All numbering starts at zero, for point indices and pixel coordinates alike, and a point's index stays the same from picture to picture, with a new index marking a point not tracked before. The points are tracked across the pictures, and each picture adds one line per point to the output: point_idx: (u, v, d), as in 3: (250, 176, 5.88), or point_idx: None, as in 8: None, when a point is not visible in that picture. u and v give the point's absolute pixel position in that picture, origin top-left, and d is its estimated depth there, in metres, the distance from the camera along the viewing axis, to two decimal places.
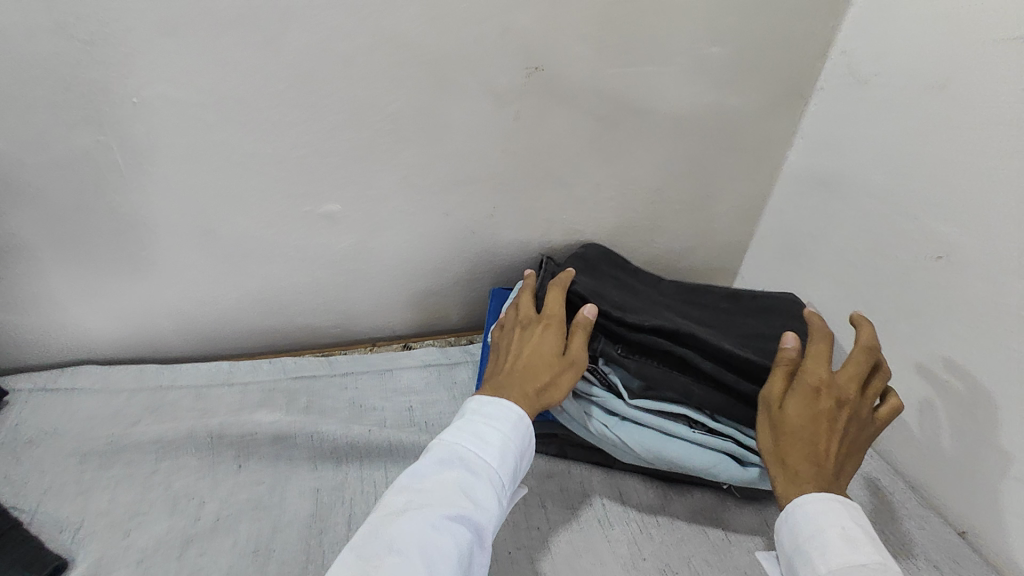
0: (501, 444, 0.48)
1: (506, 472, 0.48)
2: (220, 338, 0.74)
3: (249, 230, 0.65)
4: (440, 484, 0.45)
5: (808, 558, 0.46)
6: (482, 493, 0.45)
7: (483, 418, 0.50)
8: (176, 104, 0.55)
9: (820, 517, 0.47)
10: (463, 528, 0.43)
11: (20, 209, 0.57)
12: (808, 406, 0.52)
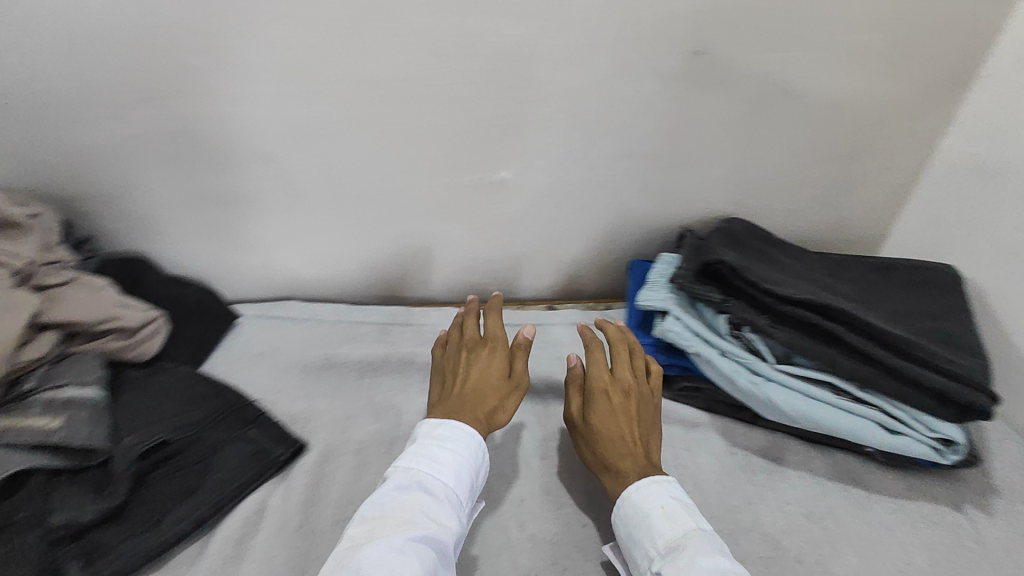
0: (457, 467, 0.49)
1: (462, 488, 0.50)
2: (396, 283, 0.86)
3: (434, 193, 0.75)
4: (421, 511, 0.45)
5: (637, 541, 0.47)
6: (435, 512, 0.46)
7: (443, 441, 0.51)
8: (387, 83, 0.64)
9: (646, 500, 0.49)
10: (428, 548, 0.44)
11: (256, 167, 0.69)
12: (619, 410, 0.56)
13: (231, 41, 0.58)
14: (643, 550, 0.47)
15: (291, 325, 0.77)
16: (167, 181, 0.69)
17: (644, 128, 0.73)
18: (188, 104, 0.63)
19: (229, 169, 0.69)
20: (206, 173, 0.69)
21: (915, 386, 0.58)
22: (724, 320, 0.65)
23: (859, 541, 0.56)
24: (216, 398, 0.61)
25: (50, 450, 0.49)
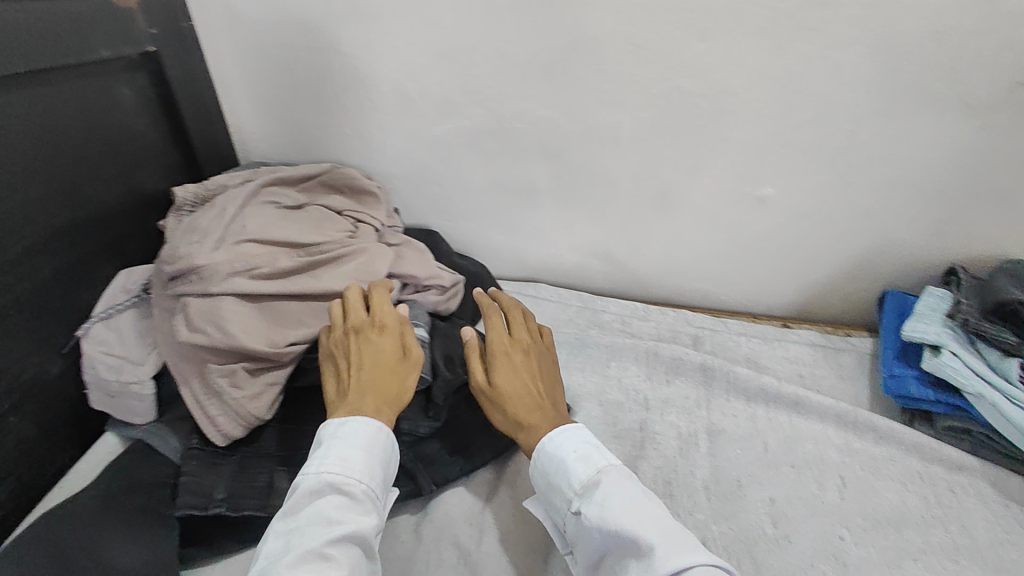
0: (362, 462, 0.50)
1: (376, 481, 0.50)
2: (633, 284, 0.91)
3: (696, 200, 0.80)
4: (335, 507, 0.47)
5: (558, 487, 0.51)
6: (357, 507, 0.48)
7: (355, 433, 0.51)
8: (685, 95, 0.71)
9: (557, 446, 0.53)
10: (348, 547, 0.45)
11: (547, 161, 0.80)
12: (513, 370, 0.60)
13: (565, 51, 0.70)
14: (563, 494, 0.51)
15: (544, 304, 0.87)
16: (473, 168, 0.83)
17: (932, 158, 0.71)
18: (512, 103, 0.75)
19: (525, 162, 0.81)
20: (505, 164, 0.82)
21: None
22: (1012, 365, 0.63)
23: None
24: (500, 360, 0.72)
25: None
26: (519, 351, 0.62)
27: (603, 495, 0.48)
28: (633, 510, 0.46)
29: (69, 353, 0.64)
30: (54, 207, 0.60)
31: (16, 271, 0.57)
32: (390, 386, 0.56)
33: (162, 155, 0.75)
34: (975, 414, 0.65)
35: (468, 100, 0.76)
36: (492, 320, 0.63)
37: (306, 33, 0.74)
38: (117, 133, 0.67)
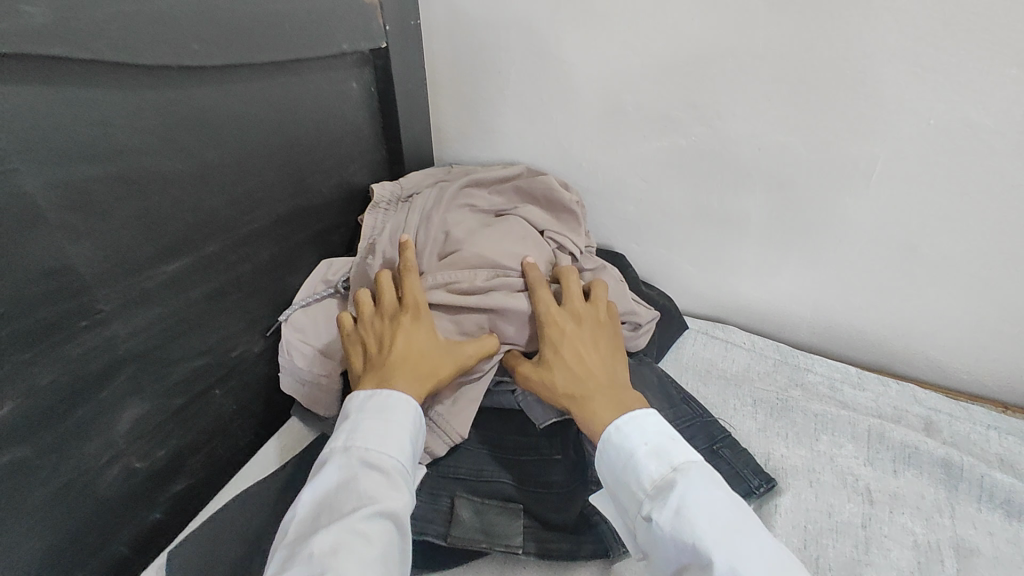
0: (397, 438, 0.48)
1: (408, 456, 0.49)
2: (845, 337, 0.79)
3: (952, 255, 0.68)
4: (365, 480, 0.45)
5: (627, 484, 0.48)
6: (389, 481, 0.46)
7: (385, 408, 0.50)
8: (969, 130, 0.60)
9: (629, 438, 0.49)
10: (382, 522, 0.44)
11: (767, 193, 0.72)
12: (569, 353, 0.56)
13: (823, 69, 0.62)
14: (632, 492, 0.48)
15: (737, 352, 0.77)
16: (679, 192, 0.76)
17: None
18: (742, 123, 0.68)
19: (741, 192, 0.73)
20: (717, 191, 0.74)
21: None
22: None
23: None
24: (694, 415, 0.66)
25: None
26: (578, 327, 0.58)
27: (679, 498, 0.44)
28: (715, 520, 0.43)
29: (268, 337, 0.66)
30: (278, 195, 0.62)
31: (243, 251, 0.60)
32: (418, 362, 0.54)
33: (370, 151, 0.76)
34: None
35: (691, 118, 0.70)
36: (539, 293, 0.59)
37: (525, 36, 0.72)
38: (338, 127, 0.68)
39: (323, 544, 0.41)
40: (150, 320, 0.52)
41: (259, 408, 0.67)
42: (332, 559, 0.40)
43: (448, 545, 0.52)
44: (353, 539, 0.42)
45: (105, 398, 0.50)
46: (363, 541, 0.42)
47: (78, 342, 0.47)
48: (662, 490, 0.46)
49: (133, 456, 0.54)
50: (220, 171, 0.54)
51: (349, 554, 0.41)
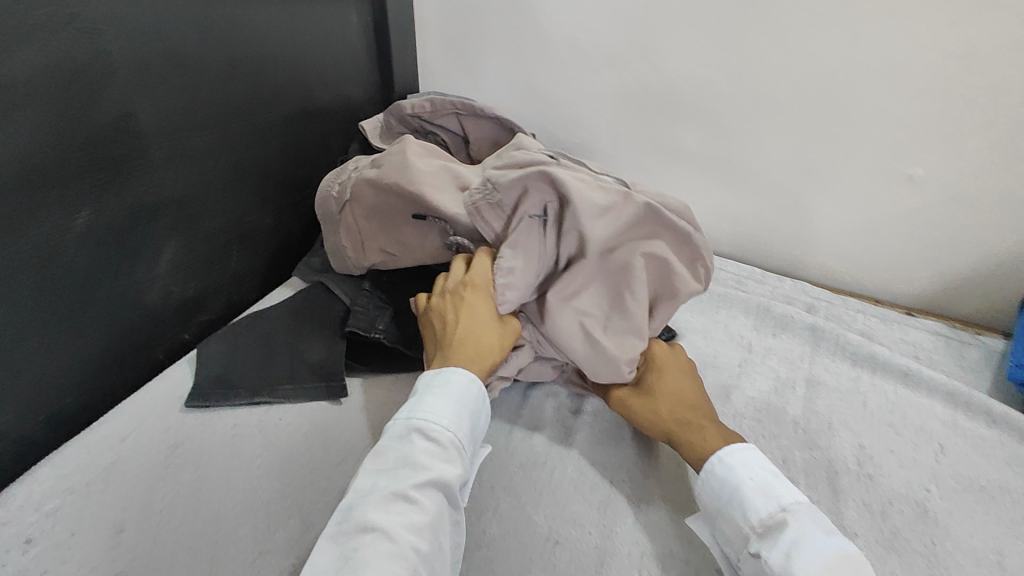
0: (452, 413, 0.51)
1: (463, 432, 0.51)
2: (757, 250, 0.93)
3: (840, 177, 0.80)
4: (421, 453, 0.48)
5: (731, 516, 0.49)
6: (443, 452, 0.49)
7: (450, 382, 0.53)
8: (849, 64, 0.72)
9: (738, 469, 0.51)
10: (429, 491, 0.46)
11: (690, 121, 0.85)
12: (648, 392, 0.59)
13: (733, 12, 0.75)
14: (739, 524, 0.48)
15: None
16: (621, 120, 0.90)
17: None
18: (670, 59, 0.81)
19: (669, 120, 0.86)
20: (650, 121, 0.87)
21: None
22: None
23: None
24: None
25: None
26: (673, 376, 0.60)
27: (792, 540, 0.45)
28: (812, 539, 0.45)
29: (276, 214, 0.79)
30: (286, 93, 0.75)
31: (262, 136, 0.73)
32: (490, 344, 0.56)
33: (362, 71, 0.89)
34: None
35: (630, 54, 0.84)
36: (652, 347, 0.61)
37: None
38: (337, 44, 0.82)
39: (377, 502, 0.45)
40: (189, 176, 0.65)
41: (268, 272, 0.82)
42: (379, 519, 0.44)
43: (412, 353, 0.64)
44: (410, 506, 0.45)
45: (154, 230, 0.64)
46: (421, 512, 0.45)
47: (139, 181, 0.61)
48: (776, 523, 0.47)
49: (171, 283, 0.68)
50: (242, 62, 0.68)
51: (404, 522, 0.44)
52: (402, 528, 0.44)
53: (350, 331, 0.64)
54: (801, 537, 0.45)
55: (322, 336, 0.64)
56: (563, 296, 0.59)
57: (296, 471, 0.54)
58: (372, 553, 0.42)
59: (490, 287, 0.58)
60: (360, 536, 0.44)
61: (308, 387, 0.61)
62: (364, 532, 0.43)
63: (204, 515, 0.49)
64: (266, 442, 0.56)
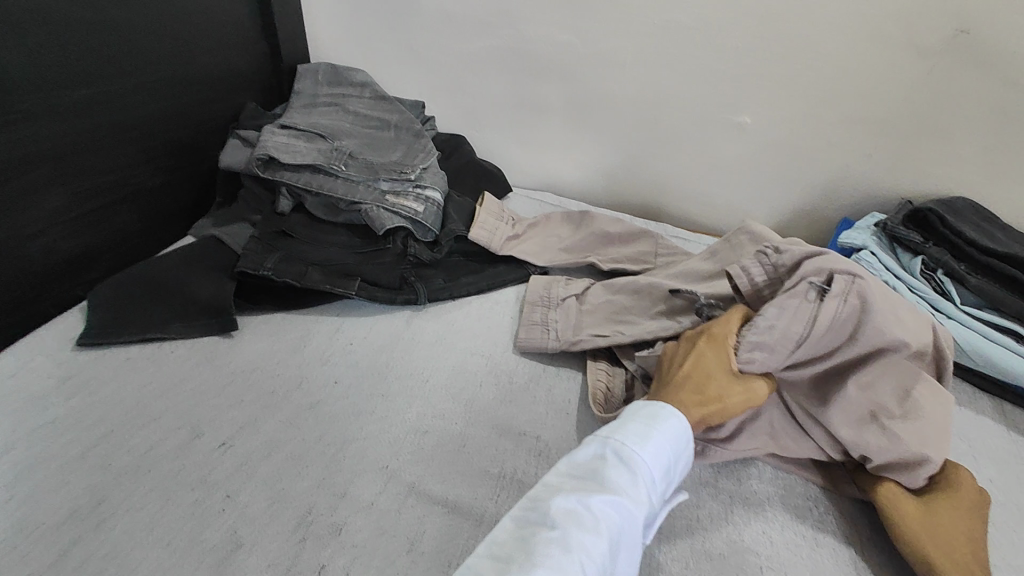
0: (657, 447, 0.46)
1: (660, 470, 0.46)
2: (628, 199, 1.04)
3: (684, 126, 0.92)
4: (613, 473, 0.44)
5: None
6: (637, 481, 0.44)
7: (649, 419, 0.48)
8: (679, 25, 0.84)
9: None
10: (619, 513, 0.41)
11: (556, 79, 0.95)
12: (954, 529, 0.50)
13: None
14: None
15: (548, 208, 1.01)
16: (499, 83, 0.99)
17: (893, 98, 0.80)
18: (534, 24, 0.91)
19: (540, 80, 0.96)
20: (525, 82, 0.97)
21: None
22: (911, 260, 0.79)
23: (989, 477, 0.63)
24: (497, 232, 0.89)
25: (415, 221, 0.78)
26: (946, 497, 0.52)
27: None
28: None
29: (163, 175, 0.82)
30: (165, 56, 0.78)
31: (141, 96, 0.76)
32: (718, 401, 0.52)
33: (250, 39, 0.93)
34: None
35: (501, 21, 0.92)
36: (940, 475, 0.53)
37: None
38: (218, 11, 0.85)
39: (564, 506, 0.40)
40: (64, 128, 0.67)
41: (160, 233, 0.84)
42: (564, 525, 0.39)
43: (301, 285, 0.70)
44: (595, 516, 0.40)
45: (31, 181, 0.65)
46: (601, 521, 0.40)
47: (10, 130, 0.62)
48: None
49: (54, 237, 0.69)
50: (112, 20, 0.70)
51: (586, 532, 0.39)
52: (582, 530, 0.39)
53: (239, 273, 0.70)
54: None
55: (212, 279, 0.69)
56: (857, 387, 0.54)
57: (186, 392, 0.59)
58: (544, 542, 0.38)
59: (733, 340, 0.54)
60: (534, 529, 0.39)
61: (199, 323, 0.65)
62: (544, 530, 0.39)
63: (96, 430, 0.54)
64: (157, 371, 0.61)
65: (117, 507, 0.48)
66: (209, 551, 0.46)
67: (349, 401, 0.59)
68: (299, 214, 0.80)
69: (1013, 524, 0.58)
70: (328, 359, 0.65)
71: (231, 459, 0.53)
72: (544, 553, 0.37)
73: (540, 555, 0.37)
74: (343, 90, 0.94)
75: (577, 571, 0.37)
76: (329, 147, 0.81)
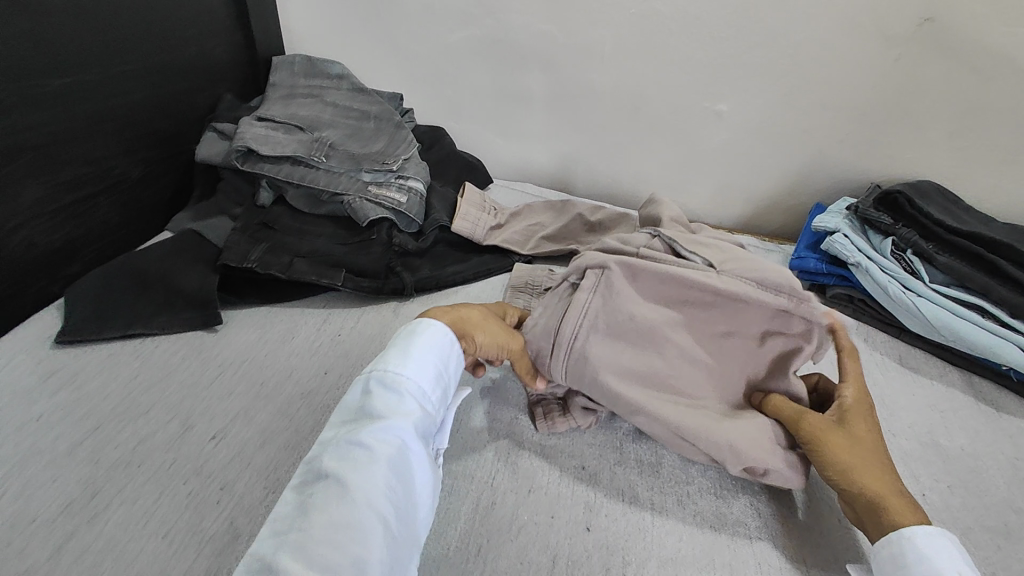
0: (421, 363, 0.47)
1: (427, 381, 0.47)
2: (609, 188, 1.06)
3: (663, 115, 0.94)
4: (379, 402, 0.44)
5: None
6: (405, 401, 0.45)
7: (410, 336, 0.49)
8: (656, 15, 0.85)
9: (936, 556, 0.44)
10: (393, 437, 0.42)
11: (538, 70, 0.95)
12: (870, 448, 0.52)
13: None
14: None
15: (529, 199, 1.02)
16: (481, 73, 0.99)
17: (863, 85, 0.83)
18: (514, 15, 0.91)
19: (521, 71, 0.96)
20: (506, 72, 0.97)
21: None
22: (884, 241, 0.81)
23: (960, 445, 0.66)
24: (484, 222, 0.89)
25: (398, 212, 0.78)
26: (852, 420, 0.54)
27: None
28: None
29: (142, 168, 0.80)
30: (145, 45, 0.76)
31: (119, 87, 0.74)
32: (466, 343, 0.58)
33: (227, 30, 0.91)
34: (857, 282, 0.82)
35: (481, 12, 0.92)
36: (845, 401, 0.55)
37: None
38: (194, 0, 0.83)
39: (334, 453, 0.41)
40: (43, 121, 0.65)
41: (140, 228, 0.82)
42: (337, 471, 0.39)
43: (287, 277, 0.69)
44: (369, 449, 0.41)
45: (9, 175, 0.63)
46: (376, 450, 0.41)
47: None
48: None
49: (34, 232, 0.67)
50: (89, 10, 0.68)
51: (360, 466, 0.40)
52: (356, 468, 0.40)
53: (223, 264, 0.69)
54: None
55: (196, 271, 0.68)
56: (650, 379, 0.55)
57: (175, 384, 0.58)
58: (325, 494, 0.38)
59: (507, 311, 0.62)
60: (313, 484, 0.40)
61: (183, 317, 0.64)
62: (321, 482, 0.39)
63: (83, 426, 0.53)
64: (143, 365, 0.60)
65: (111, 500, 0.47)
66: (208, 540, 0.45)
67: (341, 390, 0.59)
68: (280, 207, 0.79)
69: (984, 488, 0.61)
70: (317, 349, 0.64)
71: (225, 450, 0.52)
72: (321, 506, 0.38)
73: (321, 505, 0.38)
74: (322, 82, 0.93)
75: (358, 507, 0.38)
76: (309, 138, 0.80)
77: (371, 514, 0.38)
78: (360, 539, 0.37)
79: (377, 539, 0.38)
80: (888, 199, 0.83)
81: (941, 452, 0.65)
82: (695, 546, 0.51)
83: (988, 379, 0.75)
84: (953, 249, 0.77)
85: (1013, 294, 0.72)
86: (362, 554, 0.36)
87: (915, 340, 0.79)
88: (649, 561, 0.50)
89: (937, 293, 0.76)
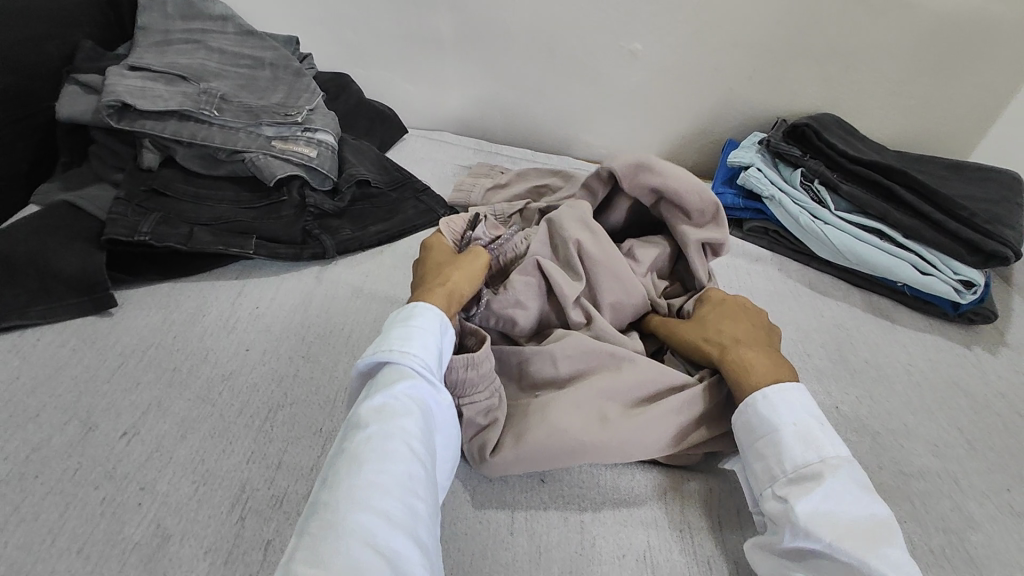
0: (431, 333, 0.46)
1: (438, 351, 0.46)
2: (530, 133, 1.03)
3: (579, 55, 0.91)
4: (404, 367, 0.43)
5: (763, 456, 0.47)
6: (426, 369, 0.44)
7: (410, 321, 0.47)
8: None
9: (776, 414, 0.48)
10: (419, 397, 0.42)
11: (446, 10, 0.89)
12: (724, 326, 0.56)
13: None
14: (769, 465, 0.47)
15: (448, 148, 0.97)
16: (385, 14, 0.91)
17: (770, 20, 0.83)
18: None
19: (428, 11, 0.89)
20: (412, 12, 0.90)
21: (933, 239, 0.76)
22: (794, 175, 0.85)
23: (866, 359, 0.72)
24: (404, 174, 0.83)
25: (308, 168, 0.71)
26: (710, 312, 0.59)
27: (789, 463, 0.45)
28: (839, 503, 0.43)
29: None
30: None
31: None
32: (450, 276, 0.54)
33: None
34: (770, 215, 0.86)
35: None
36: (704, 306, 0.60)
37: None
38: None
39: (372, 407, 0.40)
40: None
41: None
42: (379, 421, 0.39)
43: (189, 250, 0.62)
44: (402, 402, 0.41)
45: None
46: (410, 403, 0.41)
47: None
48: (806, 477, 0.45)
49: None
50: None
51: (399, 419, 0.39)
52: (394, 418, 0.39)
53: (109, 240, 0.60)
54: (822, 457, 0.45)
55: (76, 250, 0.59)
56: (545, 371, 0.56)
57: (67, 380, 0.51)
58: (368, 441, 0.37)
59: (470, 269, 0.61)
60: (351, 438, 0.38)
61: (66, 304, 0.56)
62: (360, 430, 0.38)
63: None
64: (25, 363, 0.52)
65: (6, 520, 0.42)
66: (134, 548, 0.41)
67: (266, 367, 0.55)
68: (170, 169, 0.70)
69: (887, 395, 0.67)
70: (234, 325, 0.59)
71: (140, 447, 0.47)
72: (369, 450, 0.37)
73: (363, 452, 0.37)
74: (201, 24, 0.81)
75: (404, 453, 0.38)
76: (196, 90, 0.71)
77: (414, 462, 0.38)
78: (406, 482, 0.37)
79: (422, 482, 0.38)
80: (797, 131, 0.86)
81: (851, 366, 0.71)
82: (647, 483, 0.52)
83: (885, 295, 0.82)
84: (855, 177, 0.81)
85: (904, 217, 0.78)
86: (413, 498, 0.36)
87: (824, 266, 0.84)
88: (603, 503, 0.50)
89: (841, 220, 0.80)
